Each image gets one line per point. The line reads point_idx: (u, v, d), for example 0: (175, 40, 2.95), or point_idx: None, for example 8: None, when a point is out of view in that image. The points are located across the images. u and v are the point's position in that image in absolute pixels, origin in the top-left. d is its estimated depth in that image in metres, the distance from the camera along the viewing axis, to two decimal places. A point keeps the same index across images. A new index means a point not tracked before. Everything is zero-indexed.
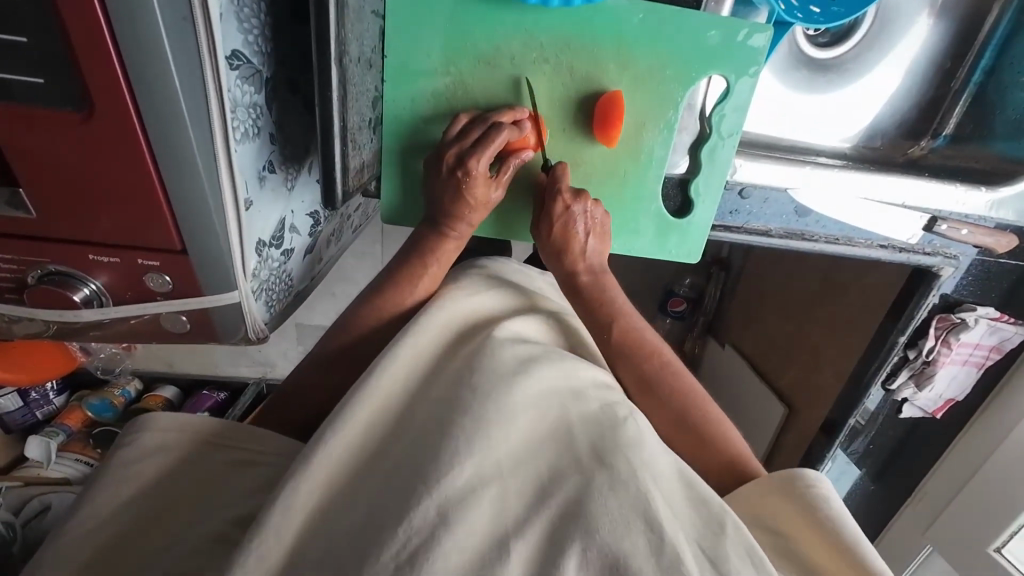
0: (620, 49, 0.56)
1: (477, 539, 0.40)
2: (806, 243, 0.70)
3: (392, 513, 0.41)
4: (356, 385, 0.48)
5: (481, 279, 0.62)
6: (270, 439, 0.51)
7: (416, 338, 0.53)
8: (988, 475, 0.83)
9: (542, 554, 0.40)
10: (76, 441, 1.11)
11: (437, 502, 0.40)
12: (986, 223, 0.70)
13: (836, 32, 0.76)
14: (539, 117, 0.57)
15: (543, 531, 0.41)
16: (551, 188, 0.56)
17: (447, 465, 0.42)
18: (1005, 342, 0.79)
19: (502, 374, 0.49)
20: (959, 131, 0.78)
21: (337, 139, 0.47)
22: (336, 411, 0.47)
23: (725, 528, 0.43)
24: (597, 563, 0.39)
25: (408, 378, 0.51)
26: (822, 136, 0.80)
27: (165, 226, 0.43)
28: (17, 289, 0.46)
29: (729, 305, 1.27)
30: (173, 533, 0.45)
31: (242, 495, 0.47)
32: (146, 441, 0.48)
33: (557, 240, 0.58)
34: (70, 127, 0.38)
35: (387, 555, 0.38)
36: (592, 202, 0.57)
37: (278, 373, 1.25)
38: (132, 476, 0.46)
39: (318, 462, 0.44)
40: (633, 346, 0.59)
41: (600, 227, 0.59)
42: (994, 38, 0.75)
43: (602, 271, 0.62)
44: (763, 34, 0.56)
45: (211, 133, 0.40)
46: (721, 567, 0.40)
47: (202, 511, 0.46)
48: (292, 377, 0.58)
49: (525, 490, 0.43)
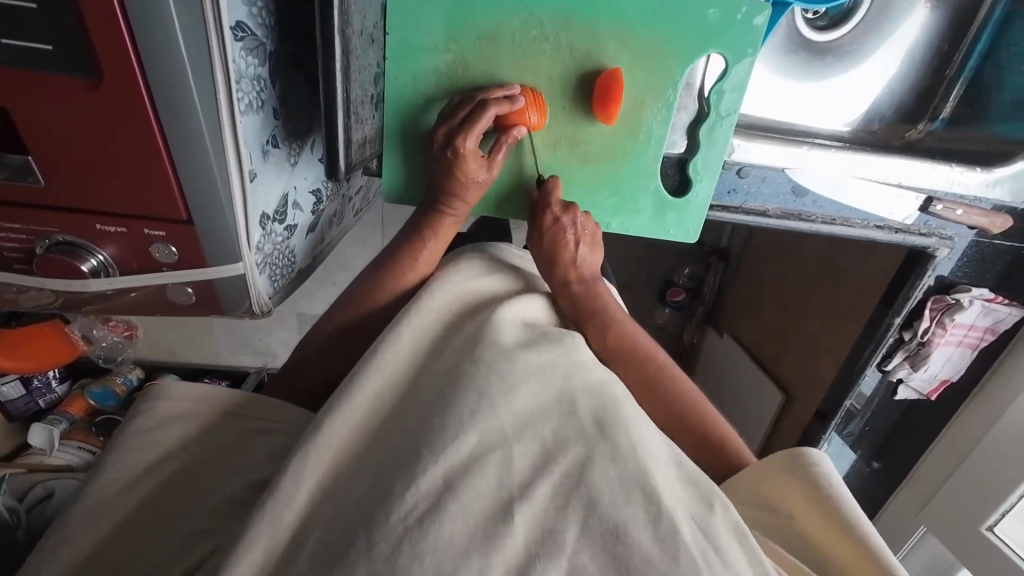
0: (620, 27, 0.57)
1: (484, 503, 0.41)
2: (804, 223, 0.71)
3: (398, 478, 0.41)
4: (364, 358, 0.49)
5: (479, 263, 0.61)
6: (279, 410, 0.52)
7: (415, 322, 0.53)
8: (982, 456, 0.84)
9: (547, 517, 0.41)
10: (77, 429, 1.12)
11: (443, 471, 0.41)
12: (981, 204, 0.71)
13: (833, 14, 0.77)
14: (533, 89, 0.57)
15: (550, 492, 0.42)
16: (541, 204, 0.58)
17: (451, 436, 0.43)
18: (1000, 323, 0.80)
19: (505, 350, 0.49)
20: (956, 114, 0.79)
21: (341, 113, 0.47)
22: (344, 383, 0.48)
23: (715, 507, 0.43)
24: (599, 532, 0.40)
25: (411, 360, 0.52)
26: (820, 119, 0.80)
27: (172, 196, 0.43)
28: (25, 259, 0.47)
29: (727, 293, 1.28)
30: (191, 498, 0.46)
31: (251, 465, 0.48)
32: (154, 414, 0.49)
33: (547, 249, 0.60)
34: (79, 93, 0.38)
35: (394, 519, 0.39)
36: (581, 213, 0.59)
37: (278, 362, 1.25)
38: (146, 444, 0.47)
39: (326, 431, 0.45)
40: (595, 304, 0.60)
41: (590, 234, 0.60)
42: (992, 21, 0.75)
43: (594, 279, 0.61)
44: (762, 14, 0.57)
45: (217, 102, 0.40)
46: (714, 544, 0.41)
47: (215, 478, 0.47)
48: (299, 355, 0.59)
49: (531, 452, 0.44)
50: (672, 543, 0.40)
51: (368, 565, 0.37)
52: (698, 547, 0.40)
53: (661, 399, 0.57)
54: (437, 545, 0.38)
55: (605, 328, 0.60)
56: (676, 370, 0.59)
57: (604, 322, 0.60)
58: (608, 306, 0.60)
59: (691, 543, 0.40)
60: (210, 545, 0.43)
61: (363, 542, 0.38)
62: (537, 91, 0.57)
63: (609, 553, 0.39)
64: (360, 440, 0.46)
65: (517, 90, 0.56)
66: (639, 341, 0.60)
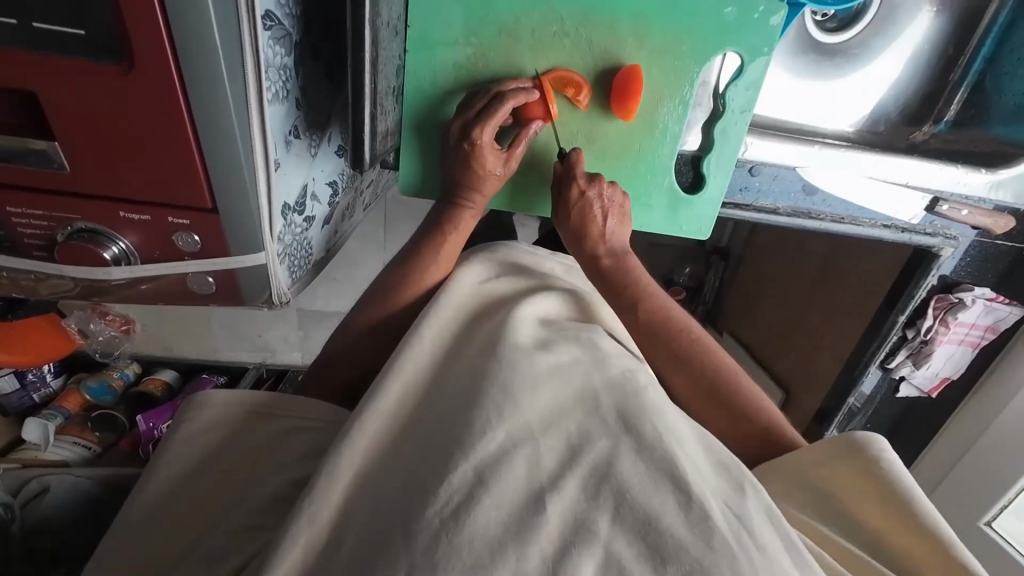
0: (639, 25, 0.57)
1: (515, 495, 0.41)
2: (813, 221, 0.72)
3: (431, 473, 0.42)
4: (393, 355, 0.50)
5: (492, 265, 0.62)
6: (304, 405, 0.52)
7: (434, 324, 0.53)
8: (982, 452, 0.86)
9: (578, 507, 0.41)
10: (73, 423, 1.11)
11: (474, 465, 0.42)
12: (985, 204, 0.73)
13: (843, 16, 0.78)
14: (561, 70, 0.57)
15: (578, 486, 0.42)
16: (566, 179, 0.58)
17: (480, 431, 0.43)
18: (1000, 322, 0.82)
19: (525, 350, 0.50)
20: (959, 117, 0.81)
21: (367, 102, 0.47)
22: (374, 379, 0.49)
23: (746, 492, 0.45)
24: (631, 519, 0.41)
25: (433, 356, 0.52)
26: (827, 120, 0.81)
27: (197, 181, 0.43)
28: (46, 246, 0.47)
29: (727, 293, 1.29)
30: (230, 495, 0.47)
31: (281, 462, 0.49)
32: (190, 415, 0.50)
33: (575, 226, 0.60)
34: (109, 79, 0.38)
35: (431, 513, 0.39)
36: (606, 184, 0.59)
37: (279, 359, 1.24)
38: (188, 444, 0.49)
39: (360, 423, 0.45)
40: (626, 278, 0.61)
41: (619, 208, 0.60)
42: (995, 26, 0.77)
43: (624, 252, 0.63)
44: (779, 14, 0.58)
45: (246, 91, 0.40)
46: (748, 525, 0.42)
47: (252, 476, 0.48)
48: (326, 350, 0.60)
49: (557, 448, 0.44)
50: (705, 527, 0.40)
51: (409, 559, 0.37)
52: (731, 528, 0.41)
53: (692, 370, 0.59)
54: (474, 536, 0.38)
55: (636, 305, 0.61)
56: (709, 343, 0.60)
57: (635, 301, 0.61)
58: (639, 280, 0.62)
59: (723, 525, 0.41)
60: (253, 540, 0.44)
61: (402, 538, 0.39)
62: (548, 75, 0.57)
63: (643, 540, 0.40)
64: (388, 434, 0.47)
65: (530, 84, 0.57)
66: (668, 314, 0.61)
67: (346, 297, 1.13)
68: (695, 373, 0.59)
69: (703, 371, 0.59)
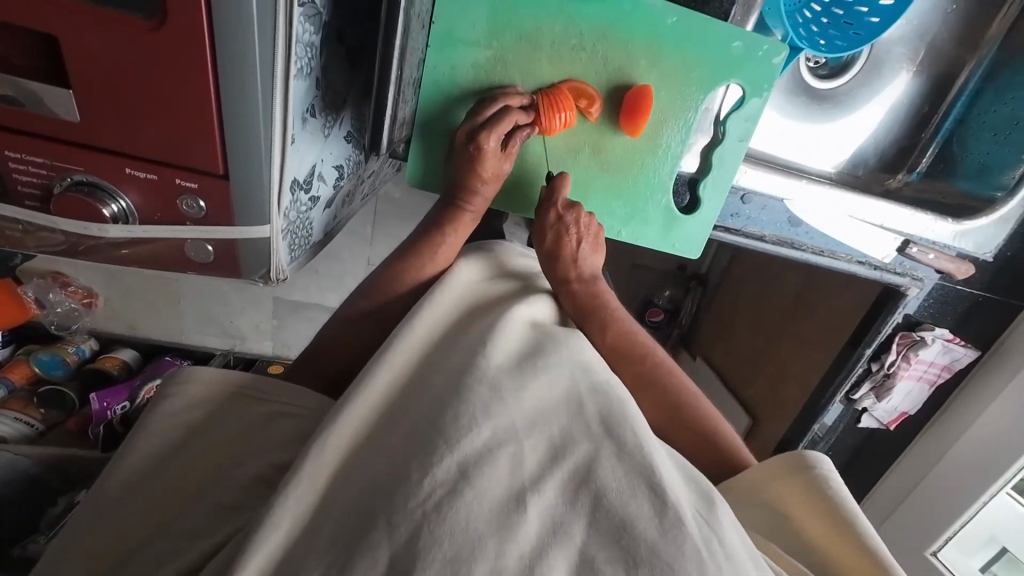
0: (654, 46, 0.60)
1: (498, 493, 0.41)
2: (796, 251, 0.76)
3: (415, 463, 0.42)
4: (385, 346, 0.50)
5: (484, 262, 0.61)
6: (294, 393, 0.51)
7: (424, 320, 0.53)
8: (930, 483, 0.90)
9: (556, 510, 0.42)
10: (16, 398, 1.03)
11: (458, 460, 0.42)
12: (950, 250, 0.78)
13: (833, 65, 0.84)
14: (574, 82, 0.60)
15: (558, 487, 0.43)
16: (548, 202, 0.61)
17: (465, 427, 0.43)
18: (955, 362, 0.87)
19: (513, 355, 0.51)
20: (931, 168, 0.87)
21: (392, 86, 0.51)
22: (367, 367, 0.49)
23: (716, 504, 0.45)
24: (607, 524, 0.42)
25: (425, 351, 0.52)
26: (813, 159, 0.87)
27: (212, 142, 0.43)
28: (41, 197, 0.45)
29: (703, 318, 1.33)
30: (206, 478, 0.46)
31: (261, 447, 0.48)
32: (170, 397, 0.49)
33: (548, 248, 0.62)
34: (140, 34, 0.38)
35: (413, 504, 0.39)
36: (583, 213, 0.61)
37: (248, 347, 1.20)
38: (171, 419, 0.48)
39: (350, 408, 0.46)
40: (596, 302, 0.62)
41: (592, 235, 0.62)
42: (968, 88, 0.84)
43: (594, 279, 0.63)
44: (781, 54, 0.62)
45: (274, 59, 0.40)
46: (720, 538, 0.42)
47: (230, 460, 0.47)
48: (318, 338, 0.59)
49: (539, 449, 0.45)
50: (676, 533, 0.41)
51: (391, 547, 0.38)
52: (702, 534, 0.42)
53: (654, 394, 0.60)
54: (455, 529, 0.39)
55: (605, 325, 0.61)
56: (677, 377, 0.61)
57: (607, 334, 0.61)
58: (608, 302, 0.62)
59: (694, 530, 0.42)
60: (228, 526, 0.44)
61: (384, 527, 0.39)
62: (553, 91, 0.59)
63: (618, 546, 0.41)
64: (373, 425, 0.47)
65: (533, 99, 0.59)
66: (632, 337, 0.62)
67: (329, 288, 1.11)
68: (659, 399, 0.60)
69: (670, 392, 0.60)
